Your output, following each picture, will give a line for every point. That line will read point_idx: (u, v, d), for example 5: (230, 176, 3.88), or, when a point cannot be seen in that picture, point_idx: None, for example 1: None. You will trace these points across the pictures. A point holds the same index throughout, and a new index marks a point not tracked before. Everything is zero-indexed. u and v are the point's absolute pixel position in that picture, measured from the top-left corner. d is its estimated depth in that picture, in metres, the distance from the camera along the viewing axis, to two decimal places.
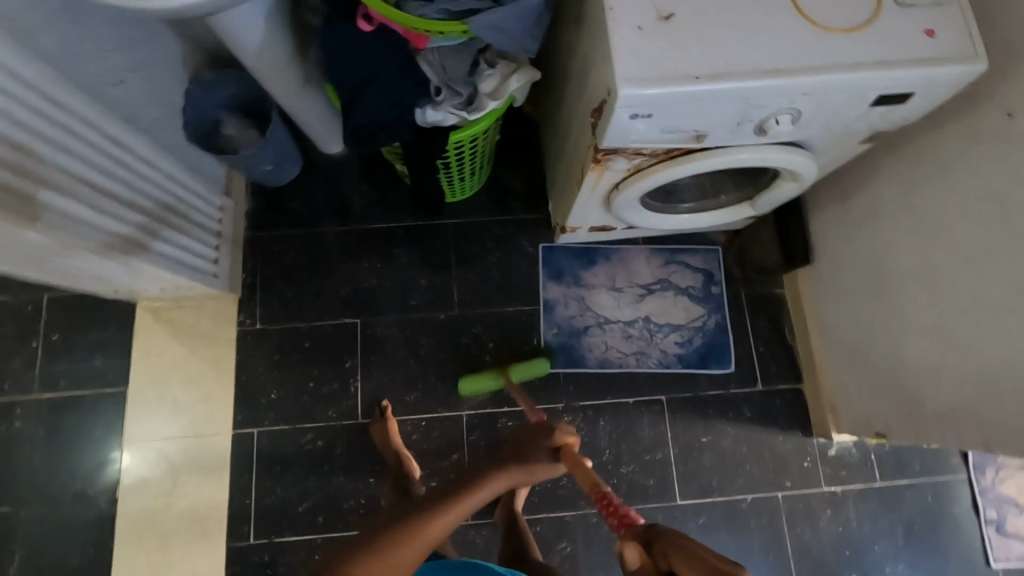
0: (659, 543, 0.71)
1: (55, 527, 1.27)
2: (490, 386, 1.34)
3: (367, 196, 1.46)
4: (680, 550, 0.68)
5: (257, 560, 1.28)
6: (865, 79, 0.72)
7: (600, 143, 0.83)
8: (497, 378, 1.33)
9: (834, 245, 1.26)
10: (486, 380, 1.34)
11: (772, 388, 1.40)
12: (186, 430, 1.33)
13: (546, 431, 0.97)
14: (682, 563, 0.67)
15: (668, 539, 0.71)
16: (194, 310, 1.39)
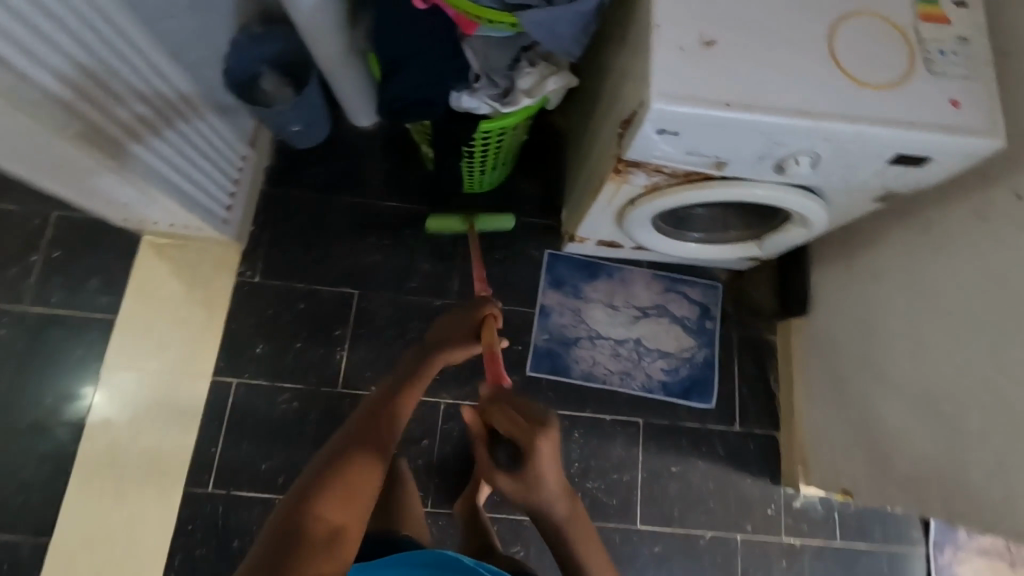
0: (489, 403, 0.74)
1: (18, 438, 1.26)
2: (455, 227, 1.39)
3: (386, 173, 1.48)
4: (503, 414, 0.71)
5: (210, 509, 1.26)
6: (886, 135, 0.75)
7: (625, 153, 0.85)
8: (463, 220, 1.37)
9: (831, 299, 1.28)
10: (452, 219, 1.38)
11: (748, 431, 1.41)
12: (165, 367, 1.33)
13: (467, 306, 0.94)
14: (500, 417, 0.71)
15: (496, 405, 0.73)
16: (197, 252, 1.40)
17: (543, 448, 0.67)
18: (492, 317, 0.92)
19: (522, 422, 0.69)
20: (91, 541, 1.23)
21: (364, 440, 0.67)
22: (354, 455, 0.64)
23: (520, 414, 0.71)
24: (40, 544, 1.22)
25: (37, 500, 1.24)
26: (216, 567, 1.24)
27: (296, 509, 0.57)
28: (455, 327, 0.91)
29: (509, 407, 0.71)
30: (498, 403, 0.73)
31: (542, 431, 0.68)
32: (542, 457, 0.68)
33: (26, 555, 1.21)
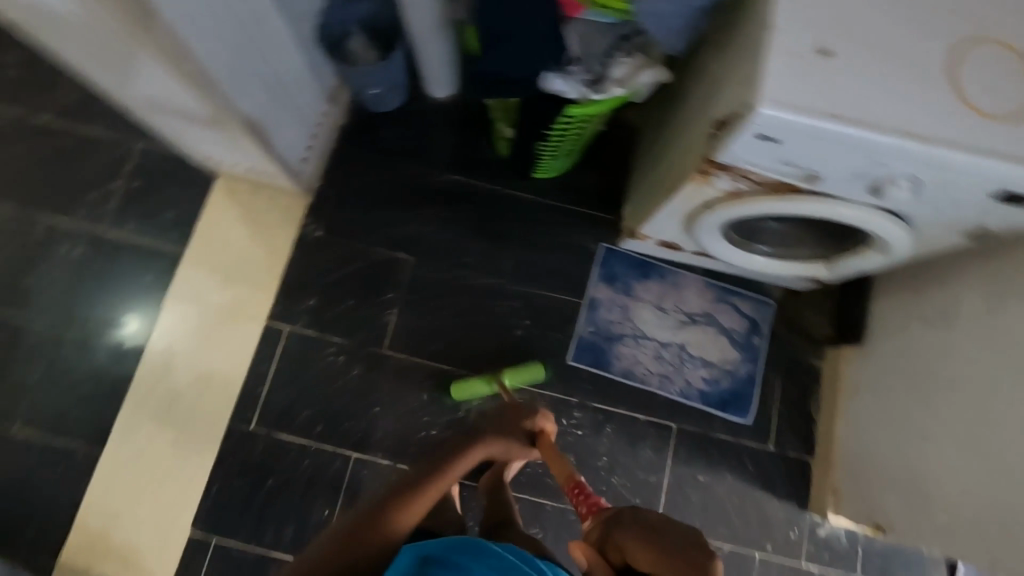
0: (623, 537, 0.75)
1: (83, 353, 1.34)
2: (483, 391, 1.34)
3: (455, 146, 1.50)
4: (653, 546, 0.72)
5: (250, 445, 1.32)
6: (998, 168, 0.73)
7: (716, 154, 0.84)
8: (491, 385, 1.34)
9: (892, 333, 1.25)
10: (481, 385, 1.34)
11: (781, 452, 1.40)
12: (224, 305, 1.39)
13: (525, 413, 0.99)
14: (649, 552, 0.72)
15: (627, 536, 0.75)
16: (266, 199, 1.44)
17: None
18: (547, 427, 0.98)
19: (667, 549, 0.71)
20: (136, 459, 1.30)
21: (377, 531, 0.76)
22: (365, 549, 0.75)
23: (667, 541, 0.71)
24: (92, 453, 1.29)
25: (93, 413, 1.31)
26: (249, 501, 1.29)
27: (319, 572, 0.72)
28: (505, 426, 0.96)
29: (652, 539, 0.73)
30: (625, 535, 0.75)
31: (707, 559, 0.69)
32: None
33: (78, 461, 1.29)
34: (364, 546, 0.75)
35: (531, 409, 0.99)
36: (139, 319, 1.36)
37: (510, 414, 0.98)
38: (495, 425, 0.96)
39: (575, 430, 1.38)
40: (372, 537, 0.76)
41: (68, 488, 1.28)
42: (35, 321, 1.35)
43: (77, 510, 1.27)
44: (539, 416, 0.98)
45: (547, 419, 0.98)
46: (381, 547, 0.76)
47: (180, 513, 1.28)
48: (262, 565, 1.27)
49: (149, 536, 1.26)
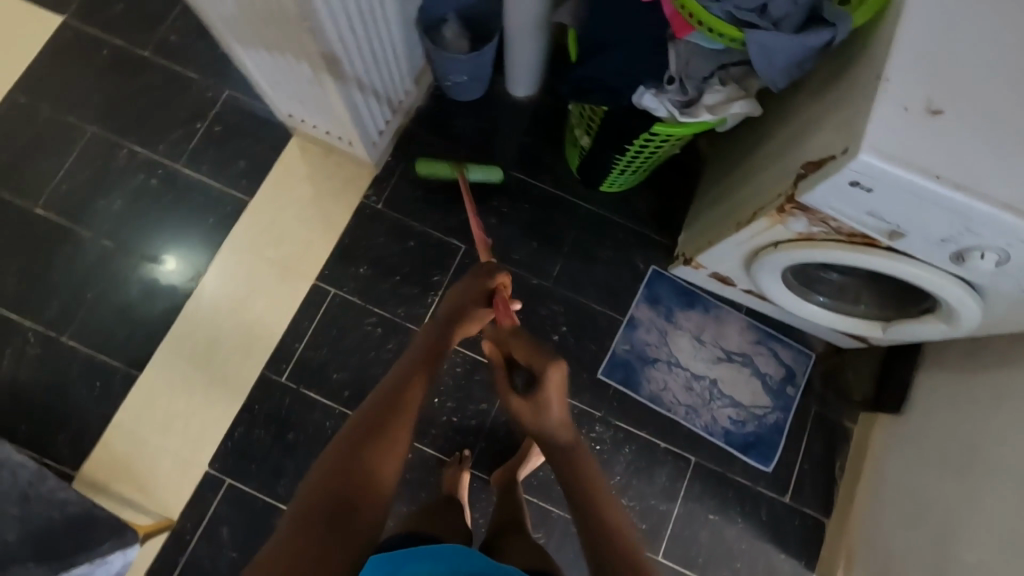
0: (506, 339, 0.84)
1: (140, 280, 1.39)
2: (440, 172, 1.41)
3: (524, 146, 1.52)
4: (520, 346, 0.81)
5: (278, 397, 1.35)
6: None
7: (800, 194, 0.85)
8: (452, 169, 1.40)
9: (934, 408, 1.22)
10: (439, 166, 1.41)
11: (797, 508, 1.37)
12: (278, 258, 1.42)
13: (484, 277, 0.92)
14: (520, 350, 0.81)
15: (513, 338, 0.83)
16: (335, 164, 1.48)
17: (551, 374, 0.75)
18: (502, 282, 0.92)
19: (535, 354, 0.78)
20: (169, 390, 1.34)
21: (358, 467, 0.68)
22: (353, 489, 0.66)
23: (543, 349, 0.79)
24: (129, 377, 1.34)
25: (138, 338, 1.36)
26: (269, 450, 1.32)
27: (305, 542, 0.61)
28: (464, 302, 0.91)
29: (525, 342, 0.81)
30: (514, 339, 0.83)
31: (552, 360, 0.76)
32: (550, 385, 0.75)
33: (116, 382, 1.33)
34: (350, 484, 0.66)
35: (484, 268, 0.93)
36: (177, 261, 1.41)
37: (467, 282, 0.93)
38: (453, 307, 0.91)
39: (594, 444, 1.37)
40: (354, 474, 0.67)
41: (102, 404, 1.32)
42: (100, 240, 1.41)
43: (106, 428, 1.31)
44: (490, 275, 0.92)
45: (506, 274, 0.92)
46: (372, 482, 0.68)
47: (201, 450, 1.31)
48: (269, 516, 1.29)
49: (169, 466, 1.30)
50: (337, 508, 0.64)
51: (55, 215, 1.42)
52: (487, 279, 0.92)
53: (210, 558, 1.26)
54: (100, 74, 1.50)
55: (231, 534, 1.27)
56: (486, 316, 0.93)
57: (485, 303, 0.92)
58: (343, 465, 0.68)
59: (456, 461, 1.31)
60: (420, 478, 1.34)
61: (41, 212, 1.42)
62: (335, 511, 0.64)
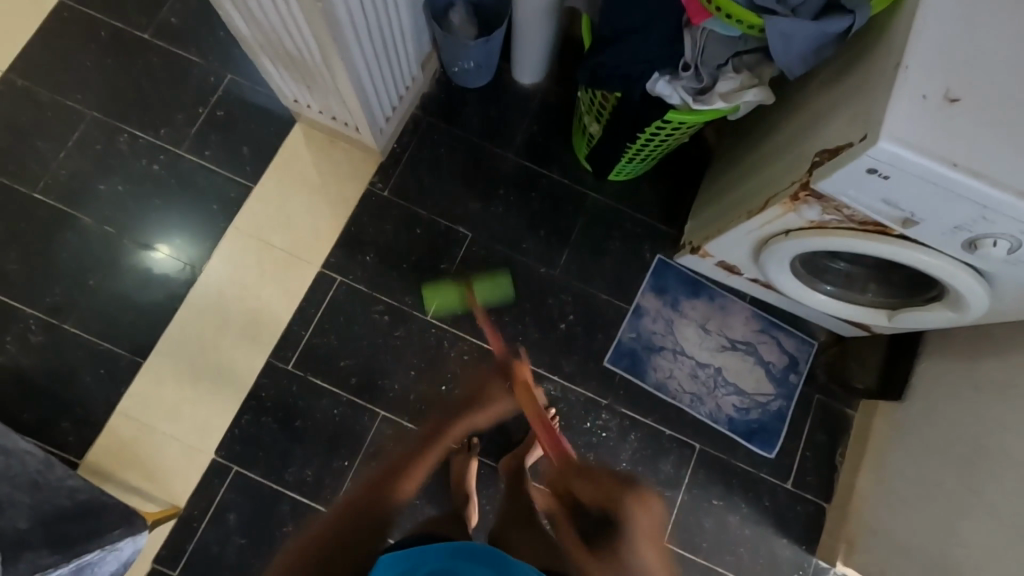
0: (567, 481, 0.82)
1: (142, 266, 1.37)
2: (452, 301, 1.42)
3: (531, 134, 1.52)
4: (588, 477, 0.80)
5: (285, 385, 1.34)
6: None
7: (815, 182, 0.85)
8: (459, 290, 1.42)
9: (936, 397, 1.24)
10: (449, 292, 1.42)
11: (799, 494, 1.39)
12: (284, 245, 1.41)
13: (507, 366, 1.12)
14: (587, 487, 0.78)
15: (577, 479, 0.81)
16: (341, 151, 1.47)
17: (637, 511, 0.73)
18: (524, 369, 1.13)
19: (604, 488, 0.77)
20: (174, 377, 1.33)
21: (360, 515, 0.76)
22: (362, 525, 0.75)
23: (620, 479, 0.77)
24: (134, 364, 1.33)
25: (143, 325, 1.35)
26: (276, 438, 1.32)
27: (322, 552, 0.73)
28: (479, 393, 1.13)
29: (591, 475, 0.80)
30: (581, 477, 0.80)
31: (639, 496, 0.73)
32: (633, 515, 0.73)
33: (122, 368, 1.32)
34: (360, 524, 0.75)
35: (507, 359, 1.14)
36: (170, 248, 1.39)
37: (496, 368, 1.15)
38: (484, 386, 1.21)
39: (600, 432, 1.39)
40: (356, 527, 0.75)
41: (107, 391, 1.31)
42: (102, 226, 1.39)
43: (111, 415, 1.30)
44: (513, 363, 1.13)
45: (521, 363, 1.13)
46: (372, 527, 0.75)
47: (208, 437, 1.30)
48: (277, 502, 1.29)
49: (175, 453, 1.29)
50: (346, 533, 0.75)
51: (56, 200, 1.39)
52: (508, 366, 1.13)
53: (218, 545, 1.26)
54: (98, 56, 1.47)
55: (238, 520, 1.27)
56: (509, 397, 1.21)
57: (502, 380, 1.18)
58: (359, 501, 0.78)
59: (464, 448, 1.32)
60: None
61: (41, 196, 1.39)
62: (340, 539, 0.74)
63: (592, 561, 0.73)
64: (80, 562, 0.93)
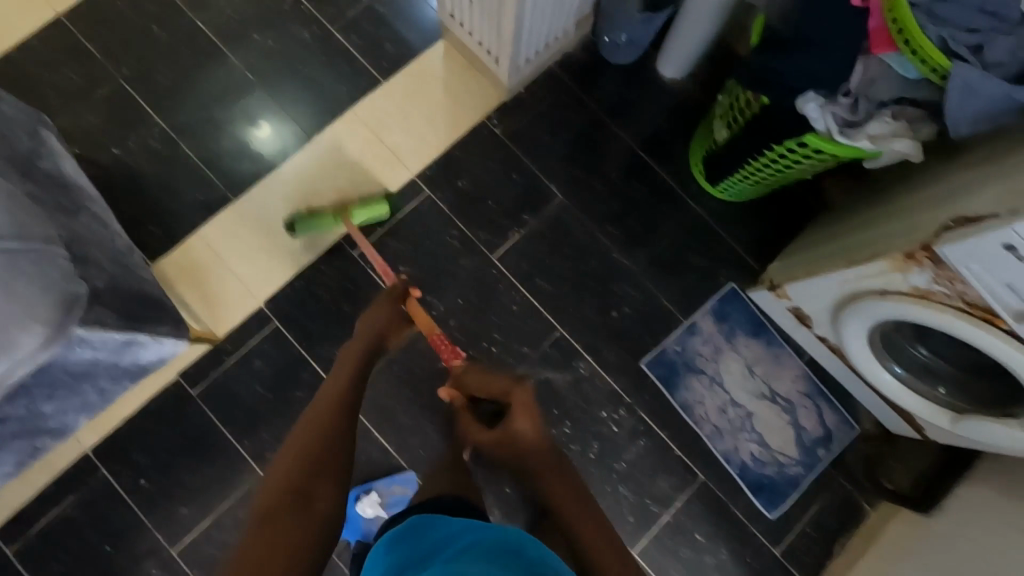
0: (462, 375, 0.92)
1: (258, 119, 1.46)
2: (325, 225, 1.36)
3: (655, 126, 1.51)
4: (482, 374, 0.90)
5: (344, 267, 1.40)
6: None
7: (938, 244, 0.82)
8: (334, 220, 1.35)
9: (963, 520, 1.17)
10: (325, 223, 1.36)
11: (784, 563, 1.34)
12: (390, 144, 1.47)
13: (397, 295, 1.01)
14: (479, 375, 0.90)
15: (469, 374, 0.91)
16: (472, 78, 1.51)
17: (515, 396, 0.84)
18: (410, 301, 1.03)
19: (501, 383, 0.87)
20: (252, 223, 1.40)
21: (314, 452, 0.76)
22: (326, 450, 0.76)
23: (495, 377, 0.88)
24: (224, 199, 1.42)
25: (244, 167, 1.43)
26: (319, 311, 1.37)
27: (316, 468, 0.74)
28: (384, 322, 0.97)
29: (486, 373, 0.90)
30: (470, 372, 0.91)
31: (515, 386, 0.85)
32: (521, 409, 0.84)
33: (213, 198, 1.41)
34: (317, 462, 0.75)
35: (392, 288, 1.02)
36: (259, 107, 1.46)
37: (379, 308, 0.98)
38: (375, 324, 0.96)
39: (613, 425, 1.37)
40: (318, 456, 0.75)
41: (194, 214, 1.40)
42: (240, 70, 1.48)
43: (189, 236, 1.39)
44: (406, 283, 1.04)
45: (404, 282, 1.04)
46: (321, 463, 0.75)
47: (262, 285, 1.38)
48: (299, 367, 1.34)
49: (228, 289, 1.37)
50: (315, 478, 0.73)
51: (212, 32, 1.49)
52: (394, 295, 1.01)
53: (236, 383, 1.33)
54: None
55: (260, 369, 1.34)
56: (405, 325, 1.01)
57: (397, 303, 1.00)
58: (330, 432, 0.78)
59: (396, 304, 1.00)
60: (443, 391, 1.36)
61: (201, 24, 1.50)
62: (310, 470, 0.74)
63: (508, 451, 0.85)
64: (133, 337, 1.00)
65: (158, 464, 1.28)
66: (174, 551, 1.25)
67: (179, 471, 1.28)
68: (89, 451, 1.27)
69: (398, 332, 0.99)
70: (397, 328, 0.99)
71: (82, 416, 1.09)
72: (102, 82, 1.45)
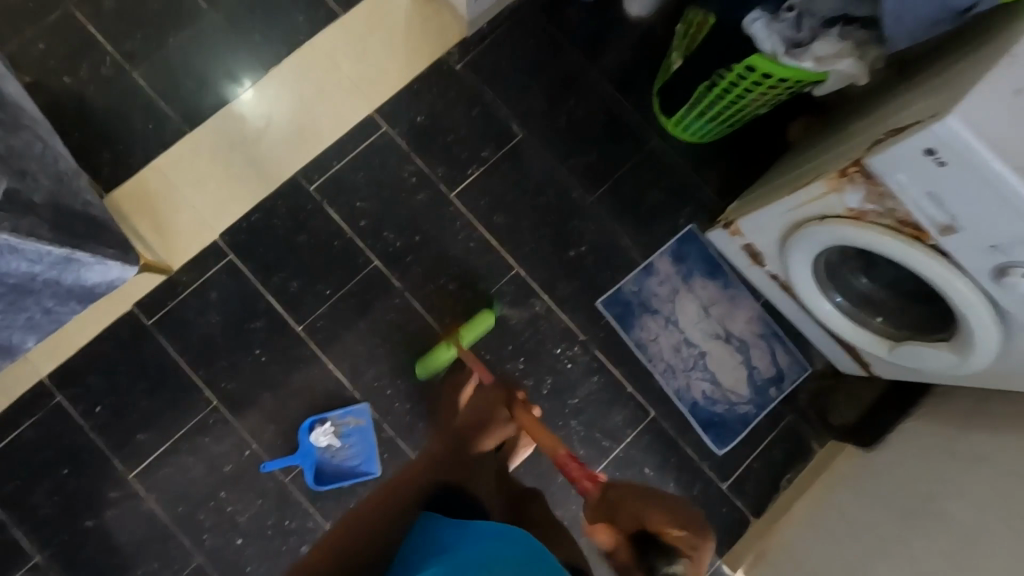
0: (630, 519, 0.84)
1: (213, 49, 1.43)
2: (444, 356, 1.30)
3: (619, 64, 1.48)
4: (653, 507, 0.82)
5: (301, 202, 1.39)
6: None
7: (868, 158, 0.81)
8: (454, 349, 1.30)
9: (906, 454, 1.19)
10: (443, 352, 1.30)
11: (731, 497, 1.36)
12: (349, 78, 1.44)
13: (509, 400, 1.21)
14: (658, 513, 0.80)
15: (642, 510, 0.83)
16: (433, 11, 1.47)
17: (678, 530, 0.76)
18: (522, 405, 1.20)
19: (681, 519, 0.78)
20: (208, 156, 1.39)
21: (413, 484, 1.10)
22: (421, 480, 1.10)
23: (665, 506, 0.81)
24: (179, 130, 1.40)
25: (199, 98, 1.41)
26: (276, 243, 1.37)
27: (395, 496, 1.08)
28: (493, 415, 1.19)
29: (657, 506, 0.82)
30: (642, 508, 0.83)
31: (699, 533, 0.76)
32: (692, 552, 0.74)
33: (167, 129, 1.40)
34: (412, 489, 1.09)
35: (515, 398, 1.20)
36: (214, 36, 1.43)
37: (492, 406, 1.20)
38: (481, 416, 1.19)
39: (567, 361, 1.39)
40: (412, 484, 1.10)
41: (148, 145, 1.39)
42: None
43: (144, 167, 1.38)
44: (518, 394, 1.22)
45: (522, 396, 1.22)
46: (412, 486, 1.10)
47: (217, 218, 1.37)
48: (255, 299, 1.35)
49: (184, 221, 1.37)
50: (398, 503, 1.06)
51: None
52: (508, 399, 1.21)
53: (191, 313, 1.33)
54: None
55: (215, 301, 1.34)
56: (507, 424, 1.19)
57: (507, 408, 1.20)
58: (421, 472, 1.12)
59: (505, 408, 1.20)
60: (399, 326, 1.37)
61: None
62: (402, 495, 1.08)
63: None
64: (73, 254, 0.99)
65: (113, 390, 1.29)
66: (132, 475, 1.28)
67: (135, 398, 1.30)
68: (46, 377, 1.29)
69: (495, 429, 1.18)
70: (496, 426, 1.18)
71: (31, 336, 1.10)
72: (53, 8, 1.41)
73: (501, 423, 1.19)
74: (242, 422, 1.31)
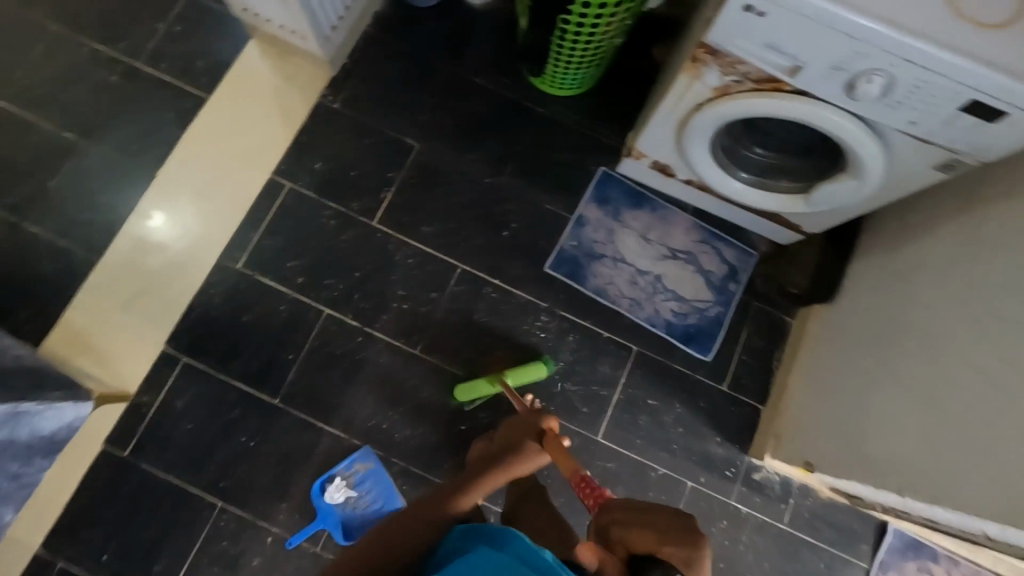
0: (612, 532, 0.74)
1: (95, 173, 1.42)
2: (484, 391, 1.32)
3: (482, 51, 1.55)
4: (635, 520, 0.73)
5: (233, 282, 1.39)
6: (957, 67, 0.78)
7: (707, 35, 0.88)
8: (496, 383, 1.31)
9: (862, 293, 1.27)
10: (482, 387, 1.32)
11: (734, 396, 1.41)
12: (237, 152, 1.46)
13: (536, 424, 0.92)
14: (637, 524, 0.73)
15: (619, 525, 0.74)
16: (294, 63, 1.51)
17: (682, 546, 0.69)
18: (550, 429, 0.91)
19: (659, 522, 0.72)
20: (127, 275, 1.38)
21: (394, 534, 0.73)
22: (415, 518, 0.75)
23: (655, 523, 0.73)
24: (88, 261, 1.38)
25: (98, 225, 1.40)
26: (223, 331, 1.36)
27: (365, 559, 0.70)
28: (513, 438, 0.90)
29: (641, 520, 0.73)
30: (619, 519, 0.75)
31: (683, 533, 0.70)
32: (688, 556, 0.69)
33: (76, 265, 1.37)
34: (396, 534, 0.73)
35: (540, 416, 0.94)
36: (91, 161, 1.43)
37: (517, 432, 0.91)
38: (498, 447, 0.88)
39: (539, 332, 1.42)
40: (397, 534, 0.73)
41: (63, 287, 1.36)
42: (61, 133, 1.44)
43: (66, 308, 1.35)
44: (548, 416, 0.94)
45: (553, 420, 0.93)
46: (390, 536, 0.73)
47: (158, 329, 1.36)
48: (223, 391, 1.33)
49: (125, 345, 1.34)
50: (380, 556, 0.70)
51: (18, 108, 1.44)
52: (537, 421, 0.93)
53: (165, 429, 1.31)
54: None
55: (184, 407, 1.32)
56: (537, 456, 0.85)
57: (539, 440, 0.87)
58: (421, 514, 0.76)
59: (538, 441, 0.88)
60: (371, 361, 1.38)
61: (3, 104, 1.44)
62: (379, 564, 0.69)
63: None
64: (16, 408, 0.97)
65: (114, 533, 1.25)
66: None
67: (138, 533, 1.26)
68: (40, 548, 1.23)
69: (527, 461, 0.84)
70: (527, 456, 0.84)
71: (7, 509, 1.06)
72: None
73: (533, 456, 0.84)
74: (253, 512, 1.28)
